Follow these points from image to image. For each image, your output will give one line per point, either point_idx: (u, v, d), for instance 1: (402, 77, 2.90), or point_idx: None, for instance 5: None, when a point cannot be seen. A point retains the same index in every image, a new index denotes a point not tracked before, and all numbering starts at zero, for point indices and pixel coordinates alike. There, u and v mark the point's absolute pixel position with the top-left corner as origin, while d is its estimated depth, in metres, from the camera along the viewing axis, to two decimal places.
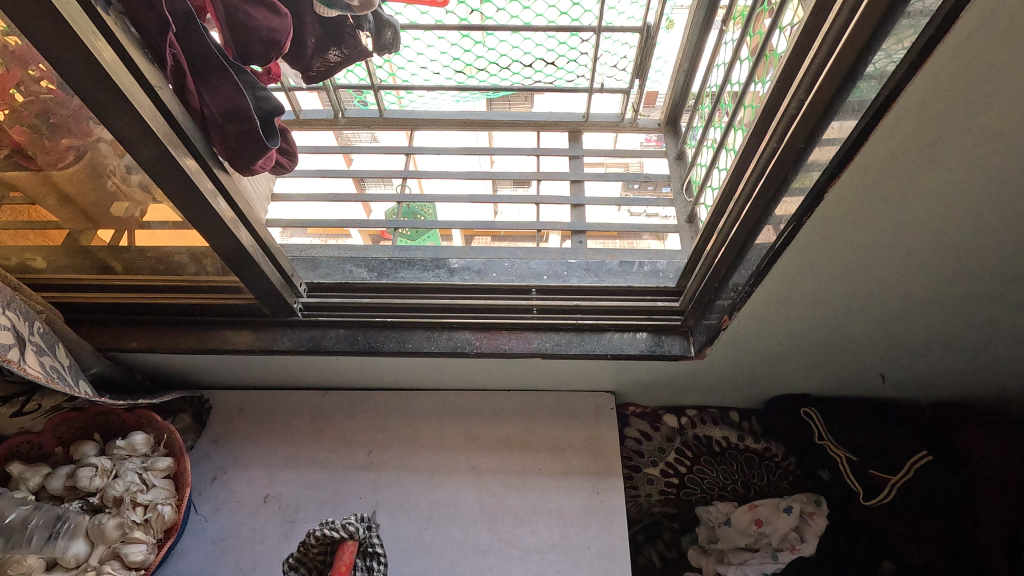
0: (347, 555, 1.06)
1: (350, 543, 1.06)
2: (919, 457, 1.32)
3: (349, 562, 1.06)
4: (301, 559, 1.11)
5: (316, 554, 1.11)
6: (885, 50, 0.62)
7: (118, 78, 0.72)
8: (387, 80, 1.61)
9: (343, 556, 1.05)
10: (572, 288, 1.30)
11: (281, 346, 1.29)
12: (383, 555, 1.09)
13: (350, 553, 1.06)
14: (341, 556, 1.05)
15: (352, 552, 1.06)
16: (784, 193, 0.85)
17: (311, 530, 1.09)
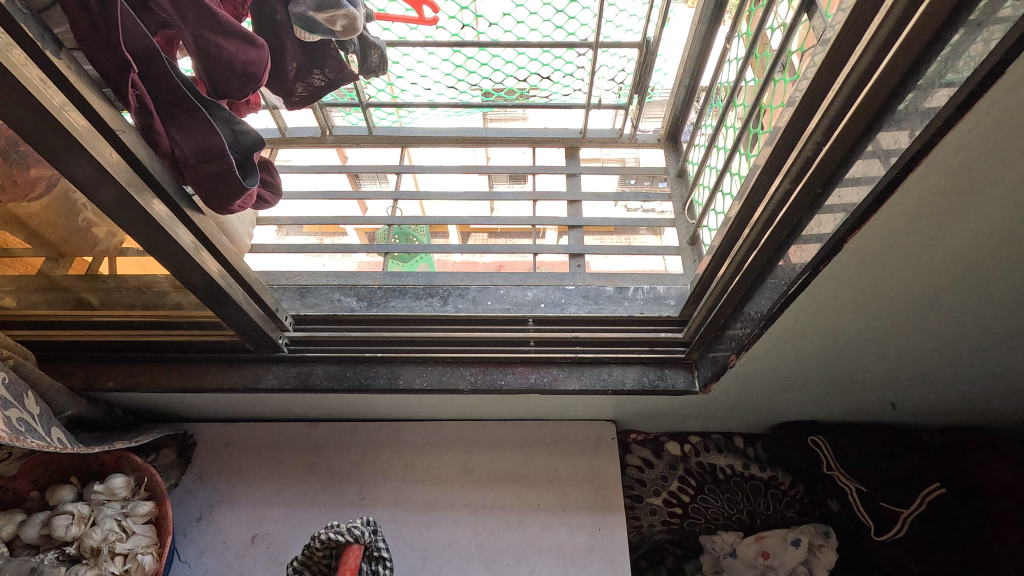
0: (351, 562, 0.99)
1: (354, 548, 1.00)
2: (930, 490, 1.27)
3: (354, 567, 0.99)
4: (306, 562, 1.06)
5: (321, 558, 1.05)
6: (914, 99, 0.56)
7: (71, 125, 0.65)
8: (382, 97, 1.56)
9: (348, 562, 0.99)
10: (571, 318, 1.23)
11: (267, 384, 1.24)
12: (390, 557, 1.04)
13: (355, 559, 0.99)
14: (346, 561, 0.99)
15: (358, 557, 1.00)
16: (797, 238, 0.80)
17: (315, 534, 1.03)
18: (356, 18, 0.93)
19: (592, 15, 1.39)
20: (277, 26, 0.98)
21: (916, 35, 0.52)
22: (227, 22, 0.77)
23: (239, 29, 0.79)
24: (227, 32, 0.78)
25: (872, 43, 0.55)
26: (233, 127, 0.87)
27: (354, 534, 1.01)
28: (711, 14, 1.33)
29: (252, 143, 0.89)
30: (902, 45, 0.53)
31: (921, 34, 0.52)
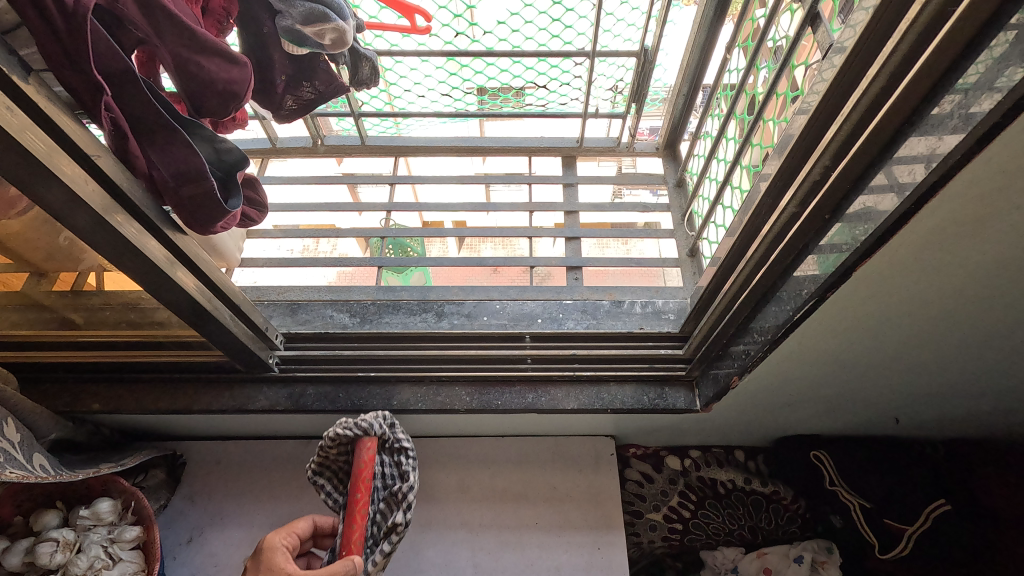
0: (365, 460, 0.81)
1: (366, 442, 0.82)
2: (936, 505, 1.26)
3: (371, 461, 0.81)
4: (322, 464, 0.90)
5: (337, 456, 0.89)
6: (933, 129, 0.53)
7: (43, 154, 0.61)
8: (383, 108, 1.54)
9: (361, 459, 0.81)
10: (567, 333, 1.21)
11: (258, 405, 1.21)
12: (413, 448, 0.87)
13: (370, 454, 0.81)
14: (358, 456, 0.81)
15: (373, 452, 0.82)
16: (803, 263, 0.78)
17: (323, 434, 0.85)
18: (345, 32, 0.90)
19: (589, 24, 1.36)
20: (265, 39, 0.95)
21: (933, 64, 0.49)
22: (206, 40, 0.75)
23: (220, 46, 0.76)
24: (207, 49, 0.75)
25: (886, 68, 0.53)
26: (216, 145, 0.85)
27: (363, 427, 0.83)
28: (709, 21, 1.29)
29: (235, 160, 0.87)
30: (919, 74, 0.50)
31: (939, 61, 0.49)
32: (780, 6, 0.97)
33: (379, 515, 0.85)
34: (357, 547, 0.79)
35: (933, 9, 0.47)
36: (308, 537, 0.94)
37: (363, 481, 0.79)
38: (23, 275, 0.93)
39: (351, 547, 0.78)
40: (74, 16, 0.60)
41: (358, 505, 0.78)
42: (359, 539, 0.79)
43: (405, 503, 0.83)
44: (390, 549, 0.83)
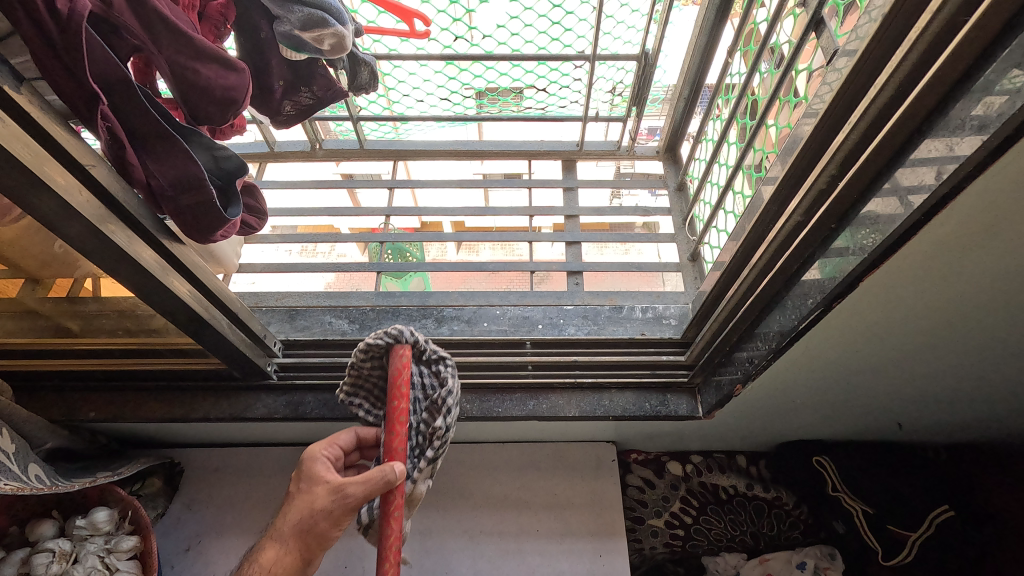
0: (400, 367, 0.77)
1: (400, 349, 0.79)
2: (940, 512, 1.24)
3: (406, 368, 0.78)
4: (358, 382, 0.87)
5: (371, 373, 0.86)
6: (943, 141, 0.52)
7: (37, 164, 0.61)
8: (382, 112, 1.53)
9: (396, 365, 0.78)
10: (569, 341, 1.19)
11: (256, 413, 1.20)
12: (450, 358, 0.85)
13: (404, 361, 0.78)
14: (393, 364, 0.78)
15: (408, 359, 0.79)
16: (808, 272, 0.77)
17: (355, 348, 0.82)
18: (344, 37, 0.88)
19: (589, 27, 1.35)
20: (262, 44, 0.94)
21: (943, 74, 0.49)
22: (204, 47, 0.73)
23: (218, 53, 0.75)
24: (204, 56, 0.74)
25: (896, 77, 0.52)
26: (214, 153, 0.84)
27: (395, 336, 0.79)
28: (711, 24, 1.28)
29: (234, 167, 0.86)
30: (931, 83, 0.50)
31: (950, 71, 0.48)
32: (784, 11, 0.96)
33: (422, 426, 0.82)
34: (401, 454, 0.75)
35: (944, 18, 0.46)
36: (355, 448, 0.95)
37: (400, 388, 0.76)
38: (18, 282, 0.92)
39: (393, 454, 0.75)
40: (68, 24, 0.58)
41: (397, 413, 0.75)
42: (402, 446, 0.75)
43: (445, 409, 0.80)
44: (435, 459, 0.80)
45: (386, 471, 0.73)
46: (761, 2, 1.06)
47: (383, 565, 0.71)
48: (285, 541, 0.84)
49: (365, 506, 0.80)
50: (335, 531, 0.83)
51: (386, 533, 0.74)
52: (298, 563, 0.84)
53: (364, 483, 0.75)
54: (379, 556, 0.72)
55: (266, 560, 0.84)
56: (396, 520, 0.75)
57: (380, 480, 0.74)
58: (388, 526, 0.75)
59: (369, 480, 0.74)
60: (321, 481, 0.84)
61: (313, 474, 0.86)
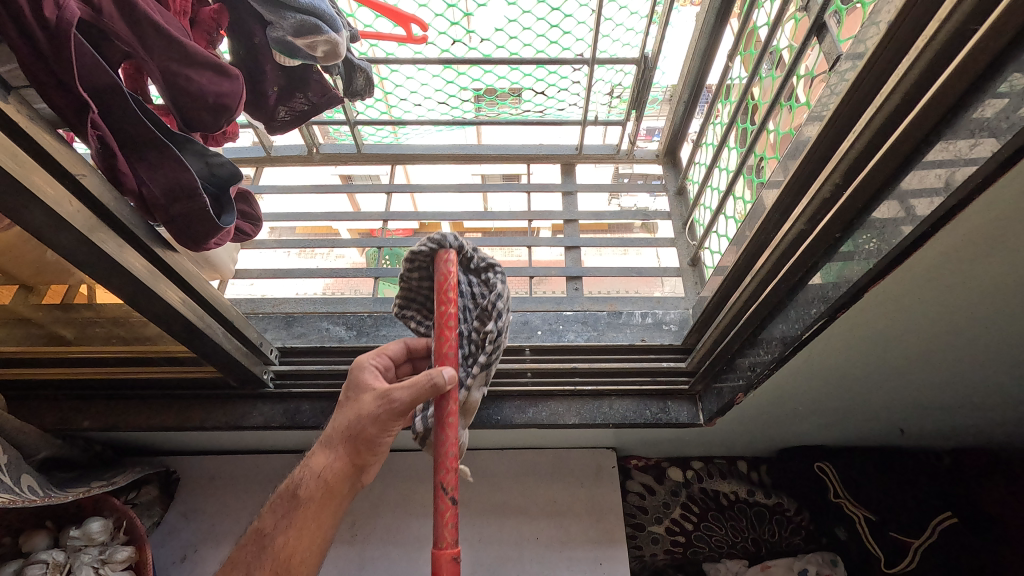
0: (444, 273, 0.73)
1: (443, 254, 0.74)
2: (943, 518, 1.23)
3: (450, 274, 0.73)
4: (407, 297, 0.84)
5: (420, 286, 0.83)
6: (952, 152, 0.50)
7: (26, 175, 0.59)
8: (382, 116, 1.51)
9: (441, 271, 0.74)
10: (569, 347, 1.19)
11: (252, 422, 1.19)
12: (500, 265, 0.78)
13: (448, 266, 0.73)
14: (437, 271, 0.74)
15: (452, 263, 0.74)
16: (812, 282, 0.76)
17: (401, 260, 0.79)
18: (338, 44, 0.88)
19: (587, 30, 1.34)
20: (257, 50, 0.92)
21: (952, 84, 0.47)
22: (196, 53, 0.72)
23: (211, 59, 0.74)
24: (197, 63, 0.72)
25: (902, 85, 0.51)
26: (208, 160, 0.83)
27: (438, 241, 0.75)
28: (711, 27, 1.27)
29: (228, 174, 0.85)
30: (939, 93, 0.48)
31: (959, 80, 0.47)
32: (786, 15, 0.95)
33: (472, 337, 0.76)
34: (450, 361, 0.72)
35: (953, 25, 0.45)
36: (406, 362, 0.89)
37: (445, 293, 0.72)
38: (13, 290, 0.90)
39: (442, 360, 0.71)
40: (57, 32, 0.57)
41: (445, 320, 0.72)
42: (451, 351, 0.72)
43: (496, 314, 0.74)
44: (488, 366, 0.74)
45: (433, 375, 0.69)
46: (762, 5, 1.05)
47: (439, 472, 0.68)
48: (335, 447, 0.82)
49: (419, 415, 0.76)
50: (384, 438, 0.79)
51: (442, 439, 0.70)
52: (348, 471, 0.81)
53: (411, 388, 0.72)
54: (436, 462, 0.69)
55: (315, 467, 0.82)
56: (451, 427, 0.70)
57: (426, 383, 0.69)
58: (444, 433, 0.70)
59: (416, 385, 0.71)
60: (367, 388, 0.81)
61: (360, 381, 0.82)
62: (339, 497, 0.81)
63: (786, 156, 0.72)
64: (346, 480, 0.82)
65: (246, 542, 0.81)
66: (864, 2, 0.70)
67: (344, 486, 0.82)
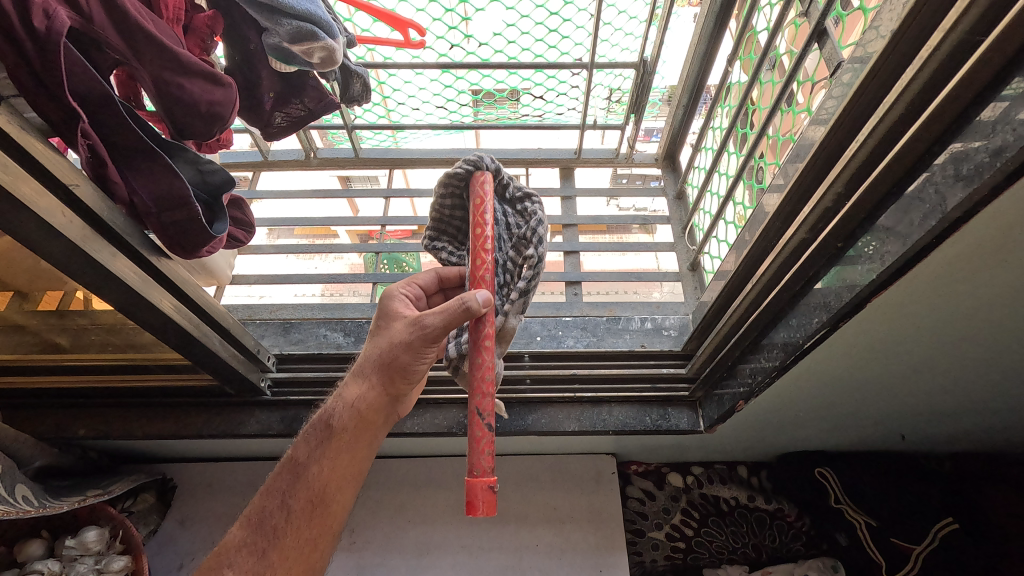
0: (482, 193, 0.74)
1: (479, 176, 0.76)
2: (943, 524, 1.21)
3: (487, 196, 0.75)
4: (439, 224, 0.86)
5: (453, 214, 0.85)
6: (957, 165, 0.50)
7: (19, 188, 0.59)
8: (382, 118, 1.51)
9: (477, 191, 0.75)
10: (568, 353, 1.17)
11: (249, 430, 1.18)
12: (535, 194, 0.81)
13: (484, 188, 0.75)
14: (473, 192, 0.75)
15: (488, 187, 0.75)
16: (813, 291, 0.75)
17: (436, 184, 0.80)
18: (334, 51, 0.87)
19: (586, 35, 1.34)
20: (252, 55, 0.92)
21: (957, 95, 0.47)
22: (189, 62, 0.71)
23: (204, 68, 0.73)
24: (190, 71, 0.72)
25: (905, 96, 0.50)
26: (200, 167, 0.82)
27: (475, 163, 0.77)
28: (710, 32, 1.26)
29: (221, 181, 0.84)
30: (944, 104, 0.48)
31: (965, 92, 0.46)
32: (786, 20, 0.94)
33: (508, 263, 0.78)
34: (488, 280, 0.73)
35: (958, 36, 0.45)
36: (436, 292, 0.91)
37: (481, 215, 0.73)
38: (8, 295, 0.89)
39: (479, 279, 0.72)
40: (46, 42, 0.56)
41: (481, 241, 0.72)
42: (487, 273, 0.73)
43: (535, 239, 0.77)
44: (526, 291, 0.77)
45: (463, 297, 0.69)
46: (761, 10, 1.05)
47: (476, 395, 0.68)
48: (366, 376, 0.80)
49: (454, 341, 0.80)
50: (419, 365, 0.78)
51: (477, 362, 0.70)
52: (382, 400, 0.80)
53: (442, 313, 0.71)
54: (471, 386, 0.69)
55: (348, 397, 0.79)
56: (486, 350, 0.70)
57: (457, 308, 0.69)
58: (479, 356, 0.70)
59: (447, 310, 0.70)
60: (399, 317, 0.81)
61: (391, 312, 0.82)
62: (373, 428, 0.79)
63: (786, 165, 0.72)
64: (380, 410, 0.80)
65: (276, 475, 0.76)
66: (865, 9, 0.70)
67: (378, 417, 0.80)
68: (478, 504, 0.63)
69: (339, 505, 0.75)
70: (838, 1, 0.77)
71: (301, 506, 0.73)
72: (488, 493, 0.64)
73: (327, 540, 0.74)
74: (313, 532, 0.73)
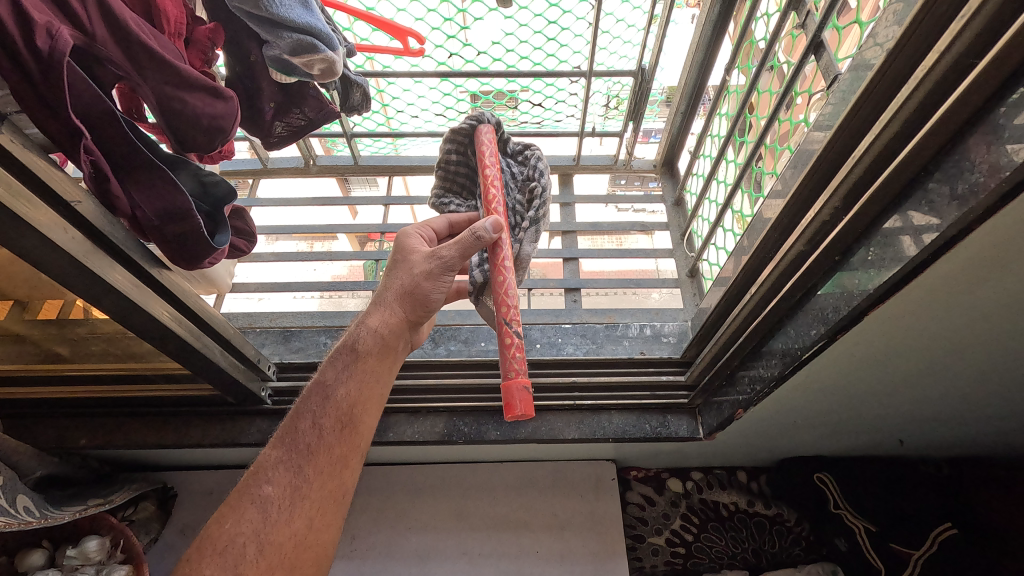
0: (488, 138, 0.90)
1: (483, 130, 0.90)
2: (942, 530, 1.21)
3: (491, 143, 0.89)
4: (446, 183, 0.99)
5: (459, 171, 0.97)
6: (956, 183, 0.50)
7: (16, 204, 0.58)
8: (382, 125, 1.52)
9: (483, 137, 0.90)
10: (567, 359, 1.20)
11: (250, 439, 1.18)
12: (532, 146, 0.97)
13: (489, 138, 0.90)
14: (479, 141, 0.89)
15: (491, 137, 0.90)
16: (811, 302, 0.76)
17: (443, 137, 0.94)
18: (335, 62, 0.88)
19: (585, 42, 1.34)
20: (252, 67, 0.92)
21: (954, 113, 0.47)
22: (190, 76, 0.72)
23: (205, 82, 0.73)
24: (191, 85, 0.72)
25: (903, 111, 0.51)
26: (202, 178, 0.83)
27: (478, 118, 0.93)
28: (708, 39, 1.27)
29: (223, 193, 0.85)
30: (941, 121, 0.48)
31: (960, 111, 0.47)
32: (783, 30, 0.95)
33: (514, 198, 0.91)
34: (500, 206, 0.85)
35: (954, 58, 0.45)
36: (446, 236, 0.96)
37: (487, 158, 0.87)
38: (9, 304, 0.89)
39: (495, 205, 0.84)
40: (49, 62, 0.56)
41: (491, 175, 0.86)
42: (498, 205, 0.85)
43: (537, 172, 0.93)
44: (536, 220, 0.90)
45: (477, 229, 0.79)
46: (760, 19, 1.05)
47: (501, 309, 0.79)
48: (387, 303, 0.84)
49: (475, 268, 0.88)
50: (437, 293, 0.84)
51: (500, 281, 0.81)
52: (402, 328, 0.84)
53: (459, 245, 0.81)
54: (496, 300, 0.80)
55: (371, 324, 0.82)
56: (506, 270, 0.81)
57: (470, 240, 0.80)
58: (499, 276, 0.81)
59: (462, 241, 0.80)
60: (414, 250, 0.86)
61: (405, 246, 0.87)
62: (395, 353, 0.83)
63: (785, 175, 0.72)
64: (401, 337, 0.84)
65: (304, 397, 0.77)
66: (862, 21, 0.71)
67: (399, 343, 0.84)
68: (518, 403, 0.73)
69: (369, 426, 0.77)
70: (835, 14, 0.78)
71: (334, 428, 0.74)
72: (524, 392, 0.74)
73: (359, 460, 0.76)
74: (344, 453, 0.74)
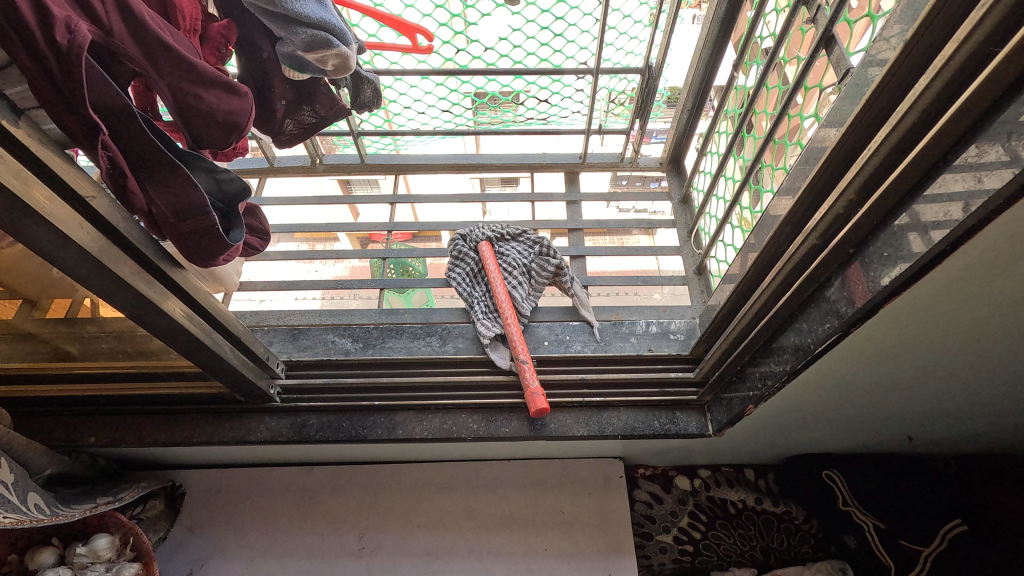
0: (485, 246, 1.36)
1: (481, 240, 1.38)
2: (952, 526, 1.18)
3: (488, 246, 1.37)
4: (456, 263, 1.38)
5: (471, 258, 1.37)
6: (974, 175, 0.50)
7: (28, 193, 0.58)
8: (383, 125, 1.53)
9: (482, 246, 1.36)
10: (575, 355, 1.20)
11: (258, 437, 1.18)
12: (527, 231, 1.42)
13: (486, 243, 1.37)
14: (481, 246, 1.36)
15: (485, 242, 1.38)
16: (824, 295, 0.75)
17: (451, 239, 1.41)
18: (348, 58, 0.88)
19: (591, 39, 1.35)
20: (264, 64, 0.92)
21: (975, 101, 0.47)
22: (205, 72, 0.71)
23: (220, 77, 0.73)
24: (206, 81, 0.72)
25: (920, 101, 0.51)
26: (217, 176, 0.82)
27: (468, 235, 1.41)
28: (715, 39, 1.27)
29: (237, 190, 0.84)
30: (960, 111, 0.48)
31: (981, 100, 0.47)
32: (792, 27, 0.95)
33: (523, 276, 1.33)
34: (501, 288, 1.26)
35: (972, 47, 0.45)
36: None
37: (489, 257, 1.33)
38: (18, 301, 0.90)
39: (500, 291, 1.25)
40: (69, 57, 0.56)
41: (496, 271, 1.29)
42: (503, 289, 1.26)
43: (552, 252, 1.36)
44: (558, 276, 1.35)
45: None
46: (767, 16, 1.06)
47: None
48: None
49: (485, 325, 1.22)
50: None
51: None
52: None
53: None
54: None
55: None
56: None
57: None
58: None
59: None
60: None
61: None
62: None
63: (796, 172, 0.72)
64: None
65: None
66: (875, 16, 0.70)
67: None
68: (539, 399, 1.06)
69: None
70: (846, 8, 0.78)
71: None
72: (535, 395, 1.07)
73: None
74: None
